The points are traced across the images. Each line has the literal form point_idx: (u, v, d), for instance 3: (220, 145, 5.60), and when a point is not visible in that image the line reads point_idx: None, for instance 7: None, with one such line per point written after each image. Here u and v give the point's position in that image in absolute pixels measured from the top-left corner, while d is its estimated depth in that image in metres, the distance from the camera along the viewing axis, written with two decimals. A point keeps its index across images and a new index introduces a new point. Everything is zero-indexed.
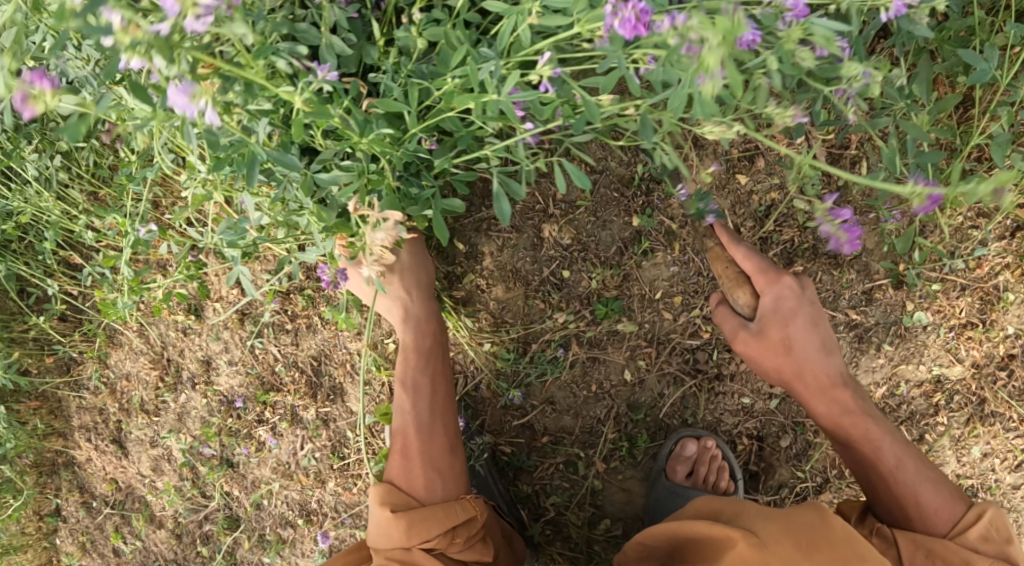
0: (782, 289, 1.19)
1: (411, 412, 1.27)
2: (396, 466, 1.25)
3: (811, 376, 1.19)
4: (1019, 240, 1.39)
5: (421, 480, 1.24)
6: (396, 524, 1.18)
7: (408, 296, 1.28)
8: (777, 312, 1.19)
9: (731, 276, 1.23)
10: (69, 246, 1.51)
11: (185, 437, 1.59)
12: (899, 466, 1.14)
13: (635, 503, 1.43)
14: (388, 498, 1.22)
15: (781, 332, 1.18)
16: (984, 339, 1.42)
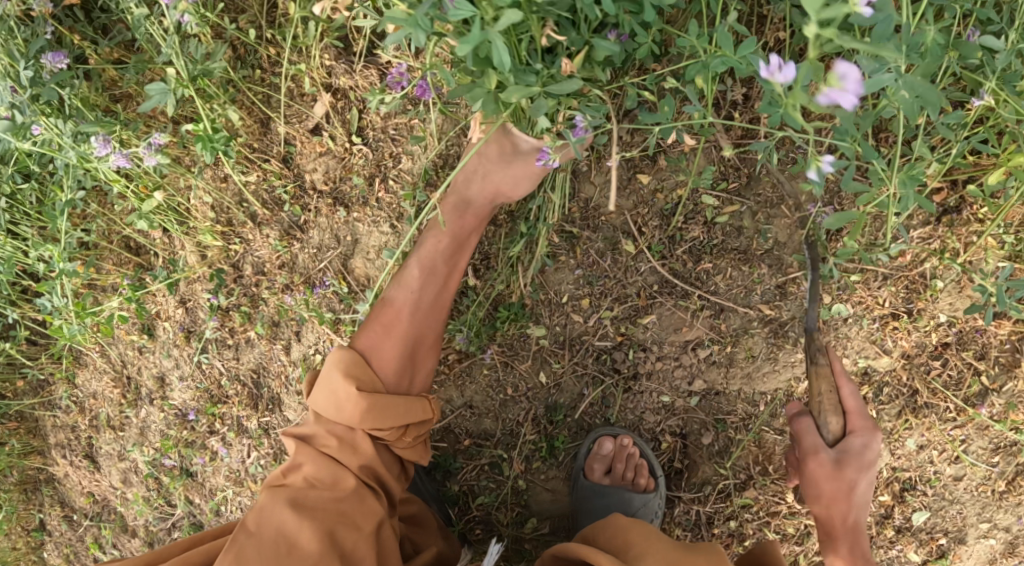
0: (872, 440, 1.19)
1: (415, 293, 1.32)
2: (373, 335, 1.30)
3: (846, 504, 1.22)
4: (945, 225, 1.35)
5: (394, 366, 1.28)
6: (355, 400, 1.21)
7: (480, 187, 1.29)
8: (860, 456, 1.19)
9: (831, 402, 1.20)
10: (27, 276, 1.63)
11: (148, 450, 1.70)
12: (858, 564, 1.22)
13: (562, 501, 1.46)
14: (352, 370, 1.24)
15: (855, 475, 1.20)
16: (913, 329, 1.38)
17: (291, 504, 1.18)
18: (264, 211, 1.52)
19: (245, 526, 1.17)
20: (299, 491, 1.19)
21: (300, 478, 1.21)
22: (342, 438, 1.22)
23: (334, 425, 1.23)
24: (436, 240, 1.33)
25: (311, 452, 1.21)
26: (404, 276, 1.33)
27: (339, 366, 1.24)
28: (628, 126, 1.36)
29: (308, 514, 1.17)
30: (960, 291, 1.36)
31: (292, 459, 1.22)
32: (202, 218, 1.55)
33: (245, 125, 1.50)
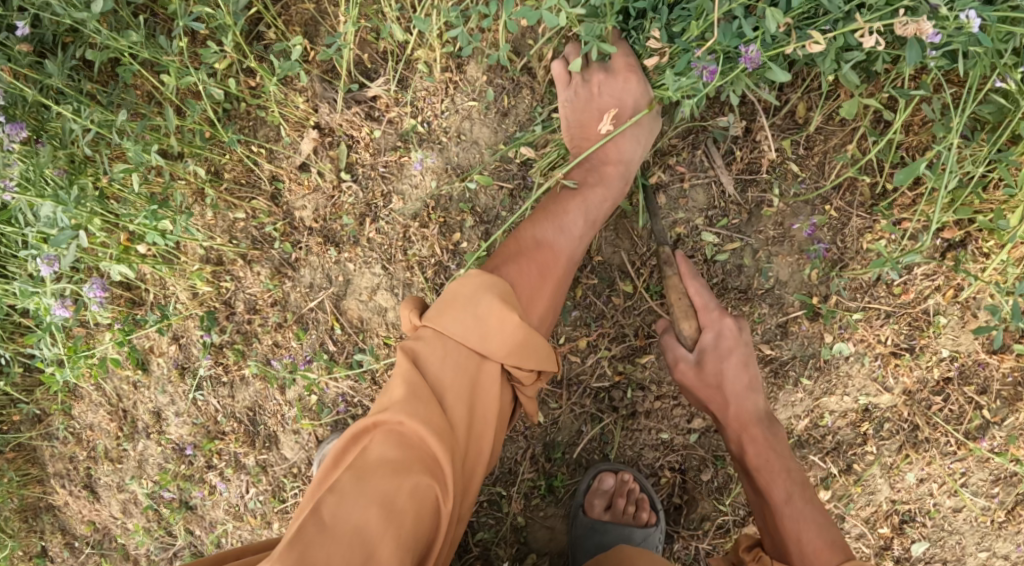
0: (723, 328, 1.25)
1: (571, 239, 1.23)
2: (528, 271, 1.17)
3: (734, 405, 1.25)
4: (949, 260, 1.33)
5: (540, 311, 1.16)
6: (513, 333, 1.07)
7: (642, 148, 1.27)
8: (717, 350, 1.25)
9: (681, 308, 1.27)
10: (20, 312, 1.61)
11: (147, 483, 1.69)
12: (787, 502, 1.19)
13: (559, 539, 1.45)
14: (508, 299, 1.11)
15: (717, 369, 1.25)
16: (915, 365, 1.37)
17: (380, 489, 0.99)
18: (254, 249, 1.49)
19: (318, 513, 0.97)
20: (396, 470, 1.00)
21: (401, 451, 1.02)
22: (468, 395, 1.08)
23: (464, 370, 1.08)
24: (595, 189, 1.26)
25: (424, 415, 1.04)
26: (562, 219, 1.23)
27: (496, 291, 1.10)
28: None
29: (396, 513, 0.98)
30: (963, 327, 1.35)
31: (392, 417, 1.04)
32: (192, 257, 1.52)
33: (231, 165, 1.46)
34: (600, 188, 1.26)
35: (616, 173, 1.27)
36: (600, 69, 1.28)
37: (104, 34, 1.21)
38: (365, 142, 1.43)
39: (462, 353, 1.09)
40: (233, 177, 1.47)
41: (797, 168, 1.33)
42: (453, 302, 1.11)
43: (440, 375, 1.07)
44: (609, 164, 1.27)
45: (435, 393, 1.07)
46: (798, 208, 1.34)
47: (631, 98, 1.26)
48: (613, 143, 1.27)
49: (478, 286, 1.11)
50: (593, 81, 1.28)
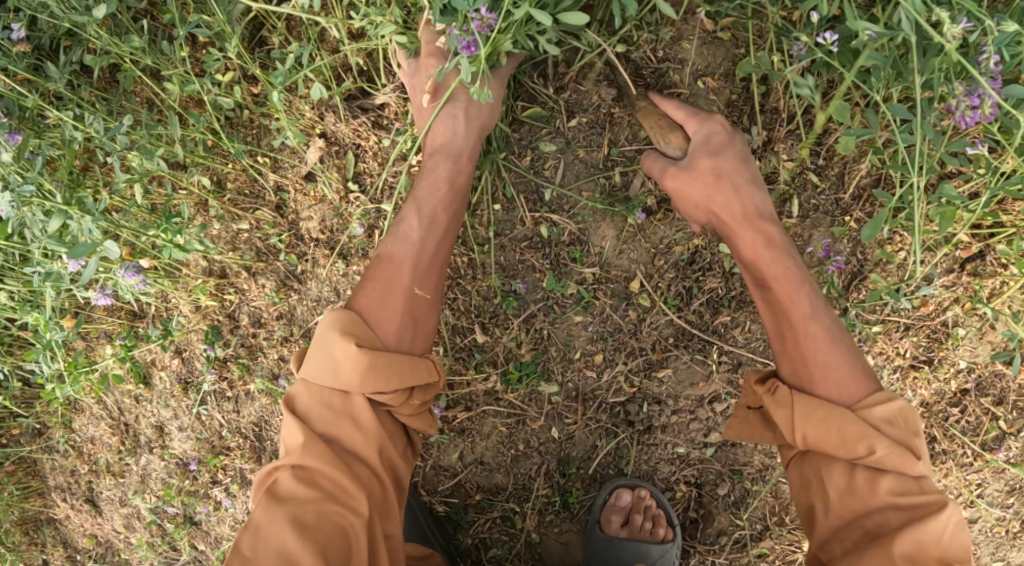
0: (714, 124, 1.15)
1: (414, 245, 1.13)
2: (370, 289, 1.10)
3: (729, 205, 1.11)
4: (968, 272, 1.31)
5: (392, 326, 1.09)
6: (356, 358, 1.02)
7: (460, 125, 1.18)
8: (707, 143, 1.14)
9: (663, 126, 1.18)
10: (17, 326, 1.58)
11: (150, 498, 1.67)
12: (813, 312, 1.06)
13: (574, 554, 1.43)
14: (351, 329, 1.06)
15: (711, 164, 1.12)
16: (932, 377, 1.36)
17: (287, 519, 0.99)
18: (259, 261, 1.46)
19: (237, 553, 0.98)
20: (298, 497, 1.00)
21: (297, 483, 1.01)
22: (341, 422, 1.04)
23: (330, 400, 1.05)
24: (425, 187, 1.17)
25: (312, 445, 1.02)
26: (401, 229, 1.15)
27: (336, 323, 1.06)
28: (641, 179, 1.29)
29: (308, 533, 0.98)
30: (981, 338, 1.34)
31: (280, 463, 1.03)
32: (193, 269, 1.47)
33: (231, 175, 1.42)
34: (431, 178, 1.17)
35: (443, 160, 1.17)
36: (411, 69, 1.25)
37: (105, 37, 1.17)
38: (373, 151, 1.40)
39: (322, 390, 1.05)
40: (235, 187, 1.43)
41: (817, 179, 1.32)
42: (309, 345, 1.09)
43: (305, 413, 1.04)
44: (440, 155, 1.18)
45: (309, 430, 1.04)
46: (817, 219, 1.33)
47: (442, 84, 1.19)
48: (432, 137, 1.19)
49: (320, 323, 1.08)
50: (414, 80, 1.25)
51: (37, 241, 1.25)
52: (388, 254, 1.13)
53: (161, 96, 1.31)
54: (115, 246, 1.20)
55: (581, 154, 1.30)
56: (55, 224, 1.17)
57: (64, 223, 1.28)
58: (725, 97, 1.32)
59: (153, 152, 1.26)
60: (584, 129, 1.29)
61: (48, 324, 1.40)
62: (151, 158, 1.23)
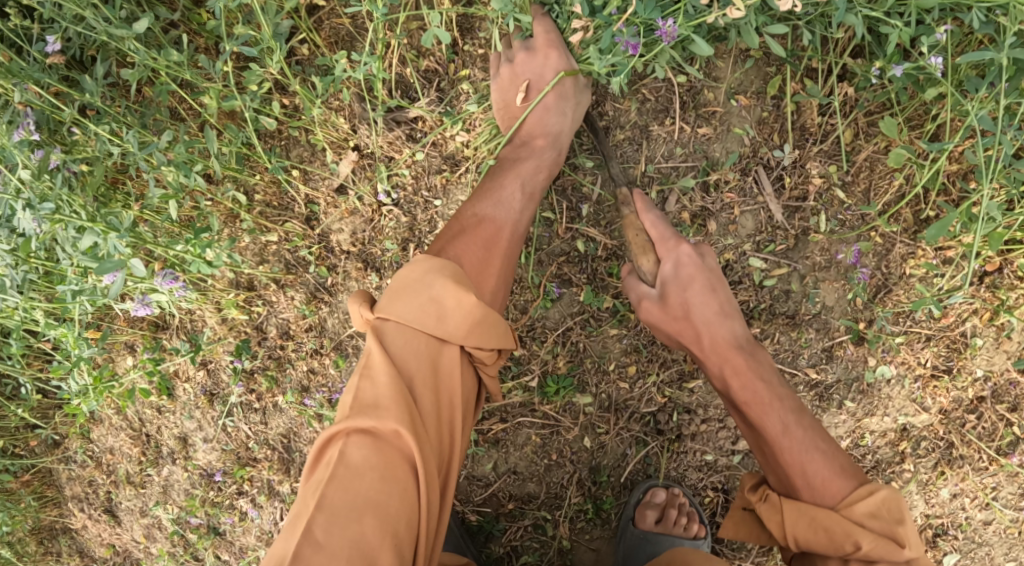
0: (681, 255, 1.22)
1: (513, 212, 1.20)
2: (472, 251, 1.14)
3: (710, 331, 1.19)
4: (987, 285, 1.36)
5: (489, 289, 1.13)
6: (469, 310, 1.03)
7: (566, 119, 1.24)
8: (679, 274, 1.22)
9: (638, 244, 1.25)
10: (36, 339, 1.56)
11: (172, 508, 1.67)
12: (786, 431, 1.11)
13: (605, 561, 1.46)
14: (460, 279, 1.07)
15: (682, 298, 1.21)
16: (952, 386, 1.40)
17: (370, 495, 0.96)
18: (289, 273, 1.45)
19: (310, 536, 0.93)
20: (377, 464, 0.97)
21: (380, 448, 0.98)
22: (436, 377, 1.03)
23: (426, 354, 1.03)
24: (529, 163, 1.23)
25: (406, 409, 0.99)
26: (501, 195, 1.20)
27: (447, 273, 1.06)
28: (675, 197, 1.35)
29: (381, 513, 0.95)
30: (998, 348, 1.39)
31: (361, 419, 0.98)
32: (220, 282, 1.46)
33: (260, 188, 1.40)
34: (530, 157, 1.24)
35: (545, 144, 1.24)
36: (521, 48, 1.24)
37: (144, 51, 1.15)
38: (407, 165, 1.40)
39: (418, 336, 1.04)
40: (262, 200, 1.41)
41: (843, 195, 1.35)
42: (403, 289, 1.06)
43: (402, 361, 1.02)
44: (537, 137, 1.24)
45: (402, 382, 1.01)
46: (846, 233, 1.35)
47: (551, 73, 1.22)
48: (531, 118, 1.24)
49: (427, 269, 1.07)
50: (514, 62, 1.25)
51: (68, 259, 1.21)
52: (487, 216, 1.18)
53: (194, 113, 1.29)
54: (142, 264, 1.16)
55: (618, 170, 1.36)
56: (83, 243, 1.14)
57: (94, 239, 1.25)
58: (756, 113, 1.34)
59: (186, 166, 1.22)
60: (622, 144, 1.35)
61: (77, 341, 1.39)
62: (189, 175, 1.20)
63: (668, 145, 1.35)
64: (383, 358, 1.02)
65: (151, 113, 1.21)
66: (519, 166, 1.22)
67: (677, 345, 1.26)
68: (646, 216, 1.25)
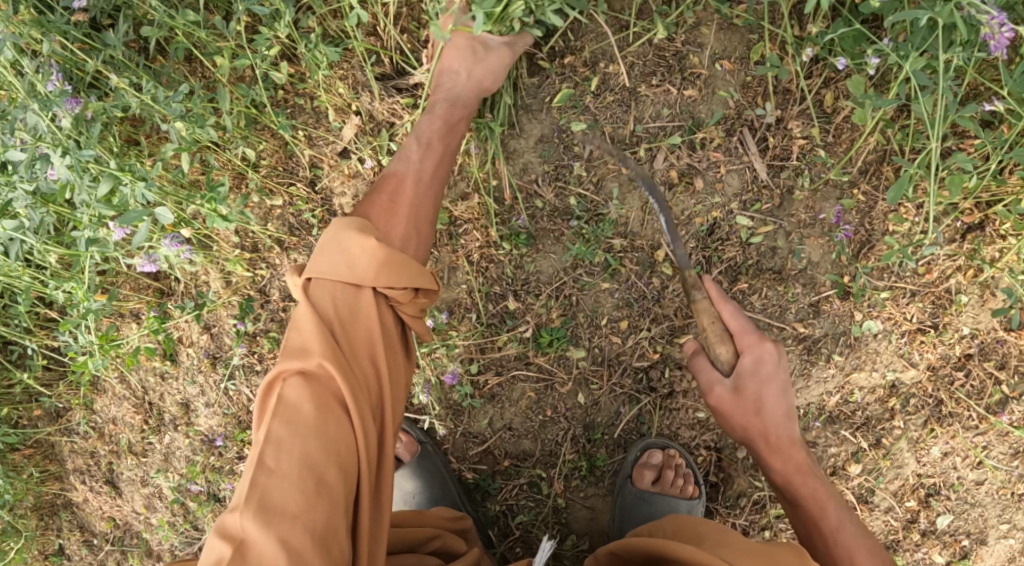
0: (764, 352, 1.19)
1: (417, 165, 1.21)
2: (377, 204, 1.16)
3: (777, 431, 1.21)
4: (969, 242, 1.39)
5: (397, 235, 1.13)
6: (373, 253, 1.06)
7: (465, 75, 1.24)
8: (755, 372, 1.20)
9: (717, 333, 1.20)
10: (44, 304, 1.60)
11: (173, 476, 1.69)
12: (838, 527, 1.19)
13: (601, 520, 1.47)
14: (364, 229, 1.09)
15: (757, 394, 1.20)
16: (938, 342, 1.42)
17: (309, 423, 0.99)
18: (292, 236, 1.50)
19: (260, 465, 0.97)
20: (309, 397, 1.00)
21: (314, 383, 1.01)
22: (358, 318, 1.06)
23: (343, 297, 1.06)
24: (424, 119, 1.25)
25: (331, 346, 1.02)
26: (400, 152, 1.23)
27: (351, 225, 1.09)
28: (662, 157, 1.39)
29: (322, 435, 0.99)
30: (983, 304, 1.41)
31: (291, 360, 1.02)
32: (226, 245, 1.51)
33: (265, 152, 1.46)
34: (436, 114, 1.24)
35: (448, 102, 1.25)
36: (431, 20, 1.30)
37: (163, 10, 1.22)
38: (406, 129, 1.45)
39: (334, 283, 1.07)
40: (267, 164, 1.47)
41: (826, 154, 1.39)
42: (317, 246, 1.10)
43: (320, 306, 1.05)
44: (440, 97, 1.25)
45: (323, 323, 1.04)
46: (828, 191, 1.40)
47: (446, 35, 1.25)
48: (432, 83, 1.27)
49: (332, 225, 1.10)
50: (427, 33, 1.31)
51: (87, 207, 1.27)
52: (392, 172, 1.20)
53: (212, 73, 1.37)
54: (170, 211, 1.21)
55: (607, 129, 1.38)
56: (107, 189, 1.19)
57: (111, 190, 1.31)
58: (741, 76, 1.39)
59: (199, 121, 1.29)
60: (611, 106, 1.38)
61: (86, 295, 1.43)
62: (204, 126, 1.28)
63: (659, 106, 1.38)
64: (307, 306, 1.05)
65: (169, 72, 1.29)
66: (422, 124, 1.24)
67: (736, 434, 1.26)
68: (721, 305, 1.21)
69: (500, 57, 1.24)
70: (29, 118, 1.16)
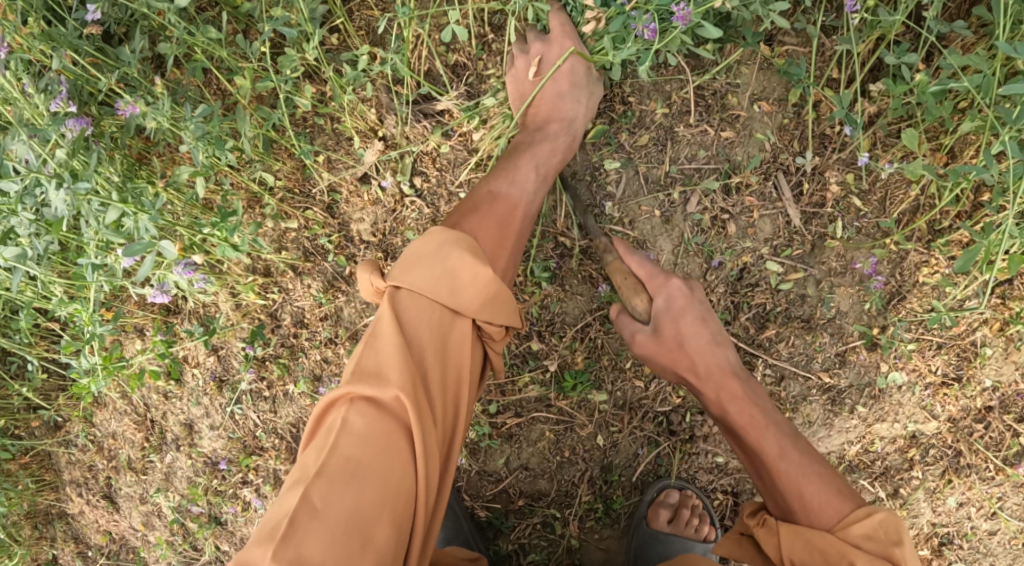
0: (672, 290, 1.24)
1: (526, 193, 1.20)
2: (486, 225, 1.13)
3: (700, 358, 1.21)
4: (998, 295, 1.38)
5: (503, 265, 1.12)
6: (484, 286, 1.03)
7: (585, 107, 1.27)
8: (669, 308, 1.23)
9: (627, 285, 1.26)
10: (46, 317, 1.54)
11: (173, 496, 1.65)
12: (781, 454, 1.11)
13: (614, 561, 1.45)
14: (476, 254, 1.06)
15: (674, 329, 1.22)
16: (961, 394, 1.41)
17: (370, 464, 0.95)
18: (307, 262, 1.45)
19: (309, 503, 0.92)
20: (380, 433, 0.96)
21: (385, 416, 0.97)
22: (443, 352, 1.02)
23: (435, 326, 1.02)
24: (541, 146, 1.24)
25: (411, 380, 0.97)
26: (512, 173, 1.20)
27: (463, 246, 1.06)
28: (696, 201, 1.37)
29: (380, 484, 0.94)
30: (1007, 358, 1.40)
31: (366, 387, 0.98)
32: (237, 267, 1.45)
33: (283, 174, 1.40)
34: (546, 140, 1.25)
35: (561, 130, 1.26)
36: (537, 39, 1.27)
37: (182, 27, 1.15)
38: (433, 157, 1.40)
39: (432, 308, 1.03)
40: (285, 186, 1.41)
41: (860, 203, 1.36)
42: (419, 258, 1.06)
43: (415, 334, 1.01)
44: (549, 121, 1.26)
45: (410, 352, 1.00)
46: (861, 241, 1.37)
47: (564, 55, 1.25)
48: (546, 104, 1.26)
49: (442, 241, 1.06)
50: (526, 45, 1.28)
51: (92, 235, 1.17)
52: (502, 194, 1.18)
53: (232, 90, 1.31)
54: (174, 247, 1.12)
55: (641, 169, 1.36)
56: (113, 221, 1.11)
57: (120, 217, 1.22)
58: (779, 118, 1.35)
59: (219, 142, 1.22)
60: (646, 146, 1.36)
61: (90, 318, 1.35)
62: (224, 150, 1.21)
63: (692, 145, 1.36)
64: (393, 326, 1.01)
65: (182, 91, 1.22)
66: (533, 147, 1.23)
67: (671, 378, 1.26)
68: (630, 257, 1.27)
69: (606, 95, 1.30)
70: (20, 147, 1.06)
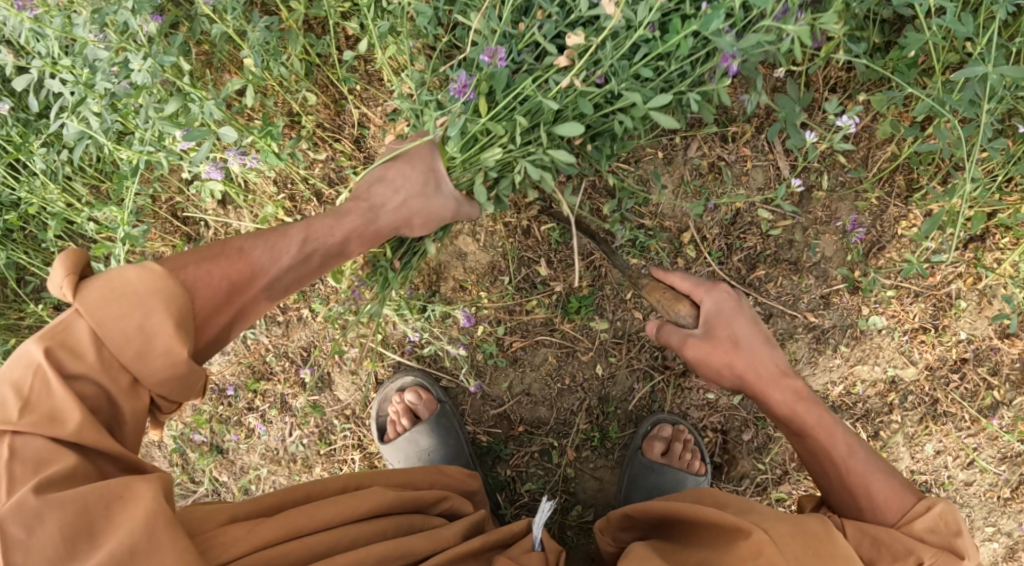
0: (719, 294, 1.17)
1: (277, 264, 1.10)
2: (212, 279, 1.02)
3: (761, 369, 1.13)
4: (971, 251, 1.48)
5: (208, 336, 1.02)
6: (173, 355, 0.92)
7: (400, 197, 1.20)
8: (721, 315, 1.16)
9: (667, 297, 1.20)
10: (69, 238, 1.61)
11: (176, 424, 1.64)
12: (849, 454, 1.09)
13: (607, 491, 1.51)
14: (183, 315, 0.95)
15: (729, 331, 1.14)
16: (937, 342, 1.51)
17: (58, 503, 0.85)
18: (331, 190, 1.54)
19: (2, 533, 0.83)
20: (60, 468, 0.86)
21: (63, 452, 0.87)
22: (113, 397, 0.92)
23: (112, 382, 0.91)
24: (322, 221, 1.16)
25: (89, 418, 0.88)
26: (273, 244, 1.11)
27: (172, 305, 0.94)
28: (697, 146, 1.48)
29: (74, 519, 0.85)
30: (980, 312, 1.50)
31: (42, 408, 0.88)
32: (265, 192, 1.54)
33: (316, 105, 1.51)
34: (332, 220, 1.17)
35: (357, 213, 1.19)
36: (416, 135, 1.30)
37: None
38: None
39: (105, 346, 0.92)
40: (317, 117, 1.51)
41: (845, 159, 1.48)
42: (117, 289, 0.93)
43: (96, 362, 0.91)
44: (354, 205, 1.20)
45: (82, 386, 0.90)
46: (845, 194, 1.49)
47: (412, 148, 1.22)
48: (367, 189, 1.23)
49: (143, 280, 0.94)
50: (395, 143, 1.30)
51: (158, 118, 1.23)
52: (248, 264, 1.07)
53: (282, 17, 1.42)
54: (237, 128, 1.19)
55: None
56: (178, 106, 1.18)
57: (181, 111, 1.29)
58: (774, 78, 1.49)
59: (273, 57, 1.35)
60: None
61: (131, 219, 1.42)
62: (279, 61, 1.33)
63: None
64: (59, 373, 0.89)
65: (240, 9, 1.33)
66: (315, 222, 1.16)
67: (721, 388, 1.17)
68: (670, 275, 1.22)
69: (442, 209, 1.22)
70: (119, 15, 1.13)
